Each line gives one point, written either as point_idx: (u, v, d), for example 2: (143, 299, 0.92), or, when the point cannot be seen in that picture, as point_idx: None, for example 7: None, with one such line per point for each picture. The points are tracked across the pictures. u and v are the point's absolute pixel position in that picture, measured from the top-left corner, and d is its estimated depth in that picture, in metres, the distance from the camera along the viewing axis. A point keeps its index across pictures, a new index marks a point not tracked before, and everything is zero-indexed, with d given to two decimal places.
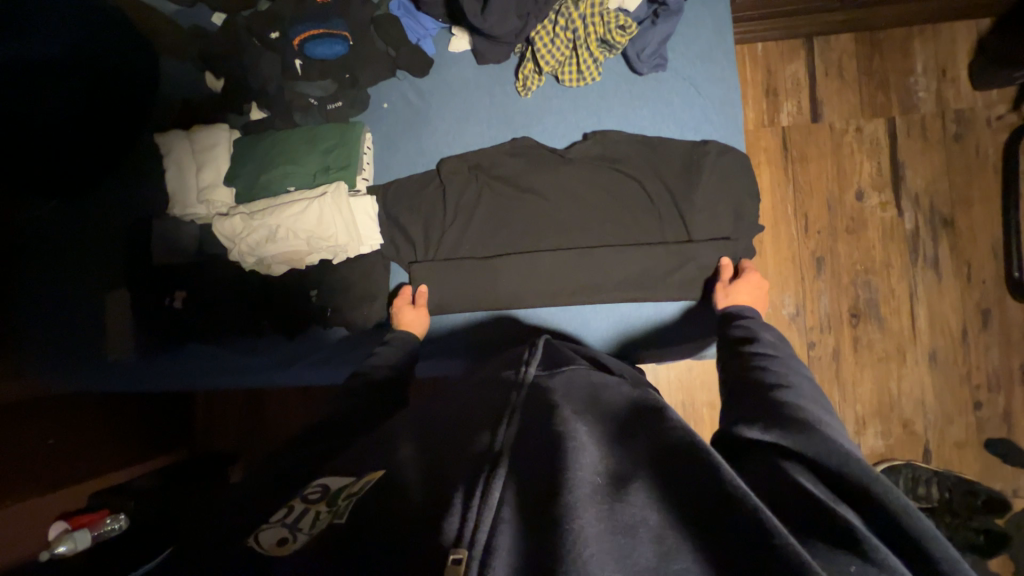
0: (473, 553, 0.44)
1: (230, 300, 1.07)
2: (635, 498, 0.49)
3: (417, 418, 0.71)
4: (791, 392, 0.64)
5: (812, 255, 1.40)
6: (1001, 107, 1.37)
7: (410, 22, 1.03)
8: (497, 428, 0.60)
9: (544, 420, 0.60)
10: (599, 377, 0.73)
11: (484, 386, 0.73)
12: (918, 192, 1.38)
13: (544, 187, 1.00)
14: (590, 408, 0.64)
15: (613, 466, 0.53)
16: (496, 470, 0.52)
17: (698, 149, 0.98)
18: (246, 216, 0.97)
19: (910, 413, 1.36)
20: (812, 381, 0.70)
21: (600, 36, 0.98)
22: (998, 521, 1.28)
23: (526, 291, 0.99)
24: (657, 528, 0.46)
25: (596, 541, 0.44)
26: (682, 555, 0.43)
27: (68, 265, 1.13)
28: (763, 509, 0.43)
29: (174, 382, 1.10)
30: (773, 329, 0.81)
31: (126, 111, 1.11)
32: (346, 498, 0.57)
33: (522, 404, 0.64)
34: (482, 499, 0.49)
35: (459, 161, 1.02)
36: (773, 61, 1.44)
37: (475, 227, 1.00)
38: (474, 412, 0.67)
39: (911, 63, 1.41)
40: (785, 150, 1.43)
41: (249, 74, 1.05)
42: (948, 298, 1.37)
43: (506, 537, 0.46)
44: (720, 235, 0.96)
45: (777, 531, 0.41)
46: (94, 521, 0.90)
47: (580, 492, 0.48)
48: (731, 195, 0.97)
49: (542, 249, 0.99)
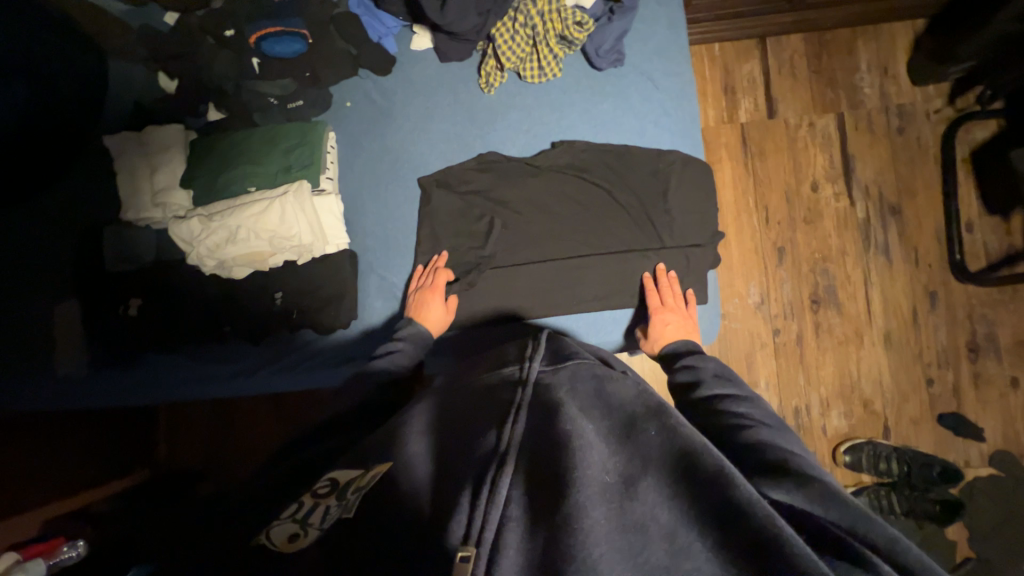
0: (480, 552, 0.46)
1: (189, 307, 1.03)
2: (645, 497, 0.47)
3: (431, 414, 0.71)
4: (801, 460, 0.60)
5: (774, 245, 1.46)
6: (938, 101, 1.47)
7: (370, 19, 1.02)
8: (502, 428, 0.58)
9: (549, 417, 0.57)
10: (603, 371, 0.69)
11: (481, 393, 0.69)
12: (868, 182, 1.46)
13: (513, 200, 1.01)
14: (598, 404, 0.61)
15: (624, 463, 0.51)
16: (502, 471, 0.52)
17: (662, 160, 1.02)
18: (204, 218, 0.94)
19: (869, 392, 1.43)
20: (772, 415, 0.72)
21: (559, 33, 0.99)
22: (953, 491, 1.35)
23: (502, 301, 1.00)
24: (667, 526, 0.45)
25: (605, 542, 0.44)
26: (692, 554, 0.44)
27: (20, 273, 1.06)
28: (776, 516, 0.42)
29: (134, 396, 1.04)
30: (715, 360, 0.84)
31: (76, 113, 1.07)
32: (355, 492, 0.59)
33: (527, 402, 0.61)
34: (490, 501, 0.50)
35: (426, 180, 1.02)
36: (730, 61, 1.50)
37: (444, 243, 1.01)
38: (482, 412, 0.64)
39: (856, 61, 1.49)
40: (745, 146, 1.49)
41: (205, 76, 1.03)
42: (898, 282, 1.45)
43: (513, 537, 0.47)
44: (692, 244, 1.00)
45: (792, 538, 0.41)
46: (50, 551, 0.89)
47: (587, 494, 0.47)
48: (696, 202, 1.01)
49: (518, 262, 0.99)
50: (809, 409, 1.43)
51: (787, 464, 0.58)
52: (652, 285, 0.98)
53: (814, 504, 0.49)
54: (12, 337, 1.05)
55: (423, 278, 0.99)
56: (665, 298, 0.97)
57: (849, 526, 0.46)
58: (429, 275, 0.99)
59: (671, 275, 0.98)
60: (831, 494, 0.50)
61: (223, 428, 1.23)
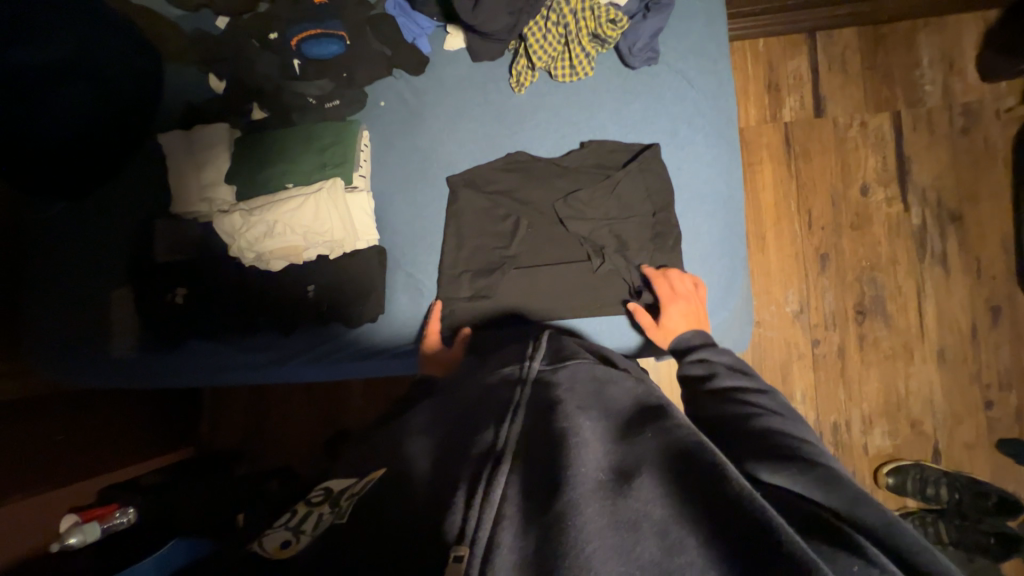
0: (473, 551, 0.46)
1: (229, 296, 1.09)
2: (639, 492, 0.49)
3: (432, 413, 0.73)
4: (816, 452, 0.59)
5: (816, 251, 1.38)
6: (1010, 99, 1.35)
7: (406, 21, 1.04)
8: (499, 426, 0.59)
9: (545, 416, 0.60)
10: (603, 371, 0.70)
11: (482, 392, 0.70)
12: (925, 187, 1.36)
13: (540, 200, 1.01)
14: (596, 404, 0.63)
15: (616, 461, 0.53)
16: (498, 469, 0.53)
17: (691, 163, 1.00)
18: (245, 213, 1.00)
19: (918, 412, 1.33)
20: (788, 405, 0.70)
21: (593, 31, 0.99)
22: (1010, 524, 1.24)
23: (525, 301, 1.00)
24: (660, 521, 0.46)
25: (599, 537, 0.45)
26: (687, 549, 0.44)
27: (85, 260, 1.16)
28: (765, 505, 0.44)
29: (178, 376, 1.11)
30: (730, 353, 0.81)
31: (133, 112, 1.15)
32: (347, 500, 0.61)
33: (527, 400, 0.64)
34: (485, 497, 0.51)
35: (455, 180, 1.03)
36: (775, 56, 1.43)
37: (471, 240, 1.02)
38: (480, 411, 0.66)
39: (917, 56, 1.39)
40: (788, 146, 1.41)
41: (252, 78, 1.08)
42: (956, 295, 1.34)
43: (507, 535, 0.48)
44: (716, 250, 1.00)
45: (780, 524, 0.42)
46: (105, 514, 0.95)
47: (580, 489, 0.49)
48: (723, 206, 1.00)
49: (541, 263, 1.01)
50: (849, 426, 1.35)
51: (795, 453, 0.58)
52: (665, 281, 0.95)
53: (816, 492, 0.53)
54: (76, 320, 1.15)
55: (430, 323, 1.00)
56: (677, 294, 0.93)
57: (847, 511, 0.50)
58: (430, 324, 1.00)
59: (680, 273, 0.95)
60: (832, 479, 0.54)
61: (260, 412, 1.33)
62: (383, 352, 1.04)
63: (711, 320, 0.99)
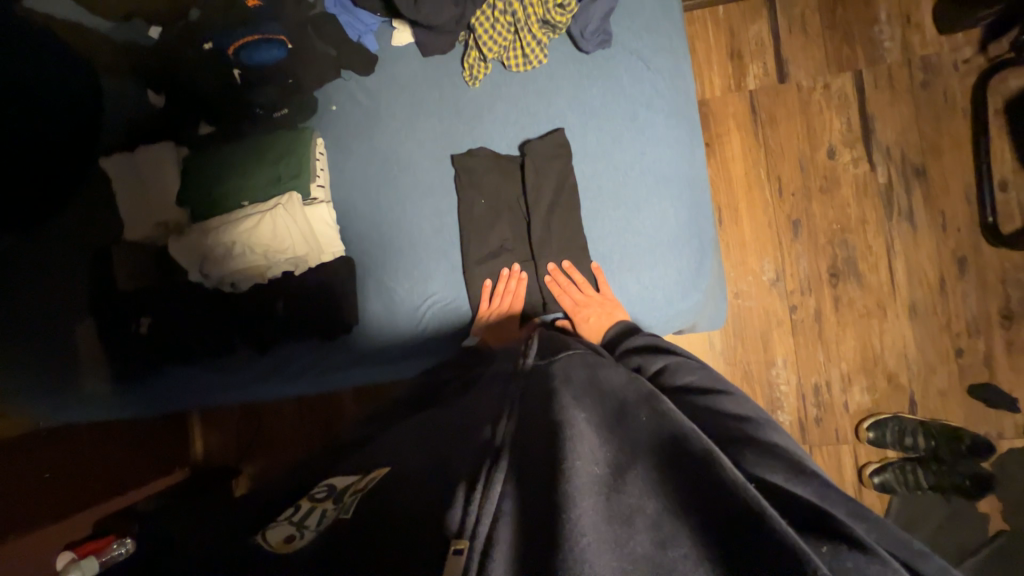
0: (472, 545, 0.49)
1: (195, 322, 1.06)
2: (633, 487, 0.49)
3: (428, 416, 0.79)
4: (757, 425, 0.66)
5: (789, 218, 1.40)
6: (968, 50, 1.35)
7: (349, 18, 1.01)
8: (498, 424, 0.62)
9: (544, 408, 0.61)
10: (595, 359, 0.73)
11: (488, 388, 0.78)
12: (889, 144, 1.37)
13: (503, 195, 1.02)
14: (589, 391, 0.64)
15: (613, 454, 0.53)
16: (497, 466, 0.54)
17: (654, 145, 0.99)
18: (201, 235, 0.96)
19: (893, 366, 1.37)
20: (710, 372, 0.79)
21: (541, 18, 0.96)
22: (983, 463, 1.30)
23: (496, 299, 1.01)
24: (654, 516, 0.46)
25: (594, 532, 0.45)
26: (680, 542, 0.44)
27: (37, 295, 1.10)
28: (758, 497, 0.43)
29: (156, 406, 1.09)
30: (645, 335, 0.87)
31: (71, 137, 1.08)
32: (352, 496, 0.64)
33: (523, 395, 0.67)
34: (484, 494, 0.53)
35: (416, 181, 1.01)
36: (736, 23, 1.41)
37: (439, 241, 1.02)
38: (480, 413, 0.70)
39: (875, 12, 1.38)
40: (754, 114, 1.41)
41: (193, 90, 1.03)
42: (924, 249, 1.37)
43: (506, 531, 0.50)
44: (686, 231, 0.99)
45: (770, 516, 0.42)
46: (103, 548, 0.95)
47: (577, 482, 0.48)
48: (688, 186, 0.99)
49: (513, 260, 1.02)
50: (829, 386, 1.38)
51: (741, 432, 0.64)
52: (562, 285, 1.00)
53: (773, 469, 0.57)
54: (34, 361, 1.09)
55: (497, 295, 1.00)
56: (579, 296, 0.98)
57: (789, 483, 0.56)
58: (505, 294, 1.01)
59: (569, 271, 0.99)
60: (776, 454, 0.60)
61: (249, 430, 1.32)
62: (359, 367, 1.02)
63: (685, 303, 0.99)
